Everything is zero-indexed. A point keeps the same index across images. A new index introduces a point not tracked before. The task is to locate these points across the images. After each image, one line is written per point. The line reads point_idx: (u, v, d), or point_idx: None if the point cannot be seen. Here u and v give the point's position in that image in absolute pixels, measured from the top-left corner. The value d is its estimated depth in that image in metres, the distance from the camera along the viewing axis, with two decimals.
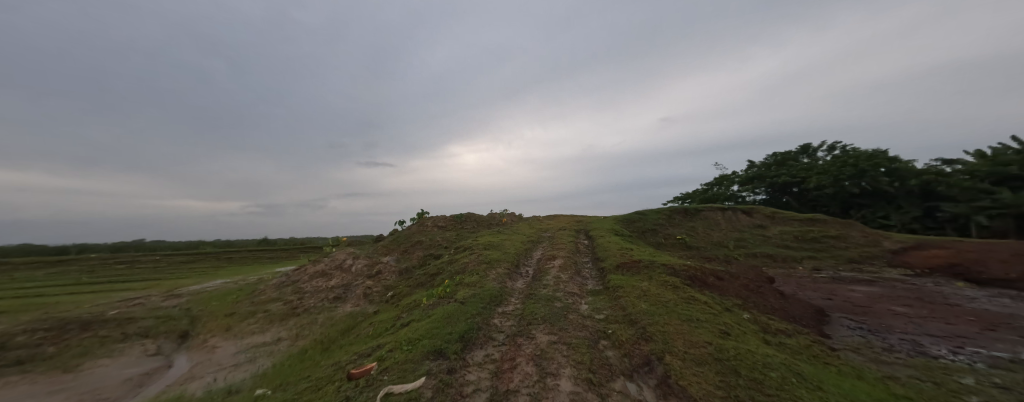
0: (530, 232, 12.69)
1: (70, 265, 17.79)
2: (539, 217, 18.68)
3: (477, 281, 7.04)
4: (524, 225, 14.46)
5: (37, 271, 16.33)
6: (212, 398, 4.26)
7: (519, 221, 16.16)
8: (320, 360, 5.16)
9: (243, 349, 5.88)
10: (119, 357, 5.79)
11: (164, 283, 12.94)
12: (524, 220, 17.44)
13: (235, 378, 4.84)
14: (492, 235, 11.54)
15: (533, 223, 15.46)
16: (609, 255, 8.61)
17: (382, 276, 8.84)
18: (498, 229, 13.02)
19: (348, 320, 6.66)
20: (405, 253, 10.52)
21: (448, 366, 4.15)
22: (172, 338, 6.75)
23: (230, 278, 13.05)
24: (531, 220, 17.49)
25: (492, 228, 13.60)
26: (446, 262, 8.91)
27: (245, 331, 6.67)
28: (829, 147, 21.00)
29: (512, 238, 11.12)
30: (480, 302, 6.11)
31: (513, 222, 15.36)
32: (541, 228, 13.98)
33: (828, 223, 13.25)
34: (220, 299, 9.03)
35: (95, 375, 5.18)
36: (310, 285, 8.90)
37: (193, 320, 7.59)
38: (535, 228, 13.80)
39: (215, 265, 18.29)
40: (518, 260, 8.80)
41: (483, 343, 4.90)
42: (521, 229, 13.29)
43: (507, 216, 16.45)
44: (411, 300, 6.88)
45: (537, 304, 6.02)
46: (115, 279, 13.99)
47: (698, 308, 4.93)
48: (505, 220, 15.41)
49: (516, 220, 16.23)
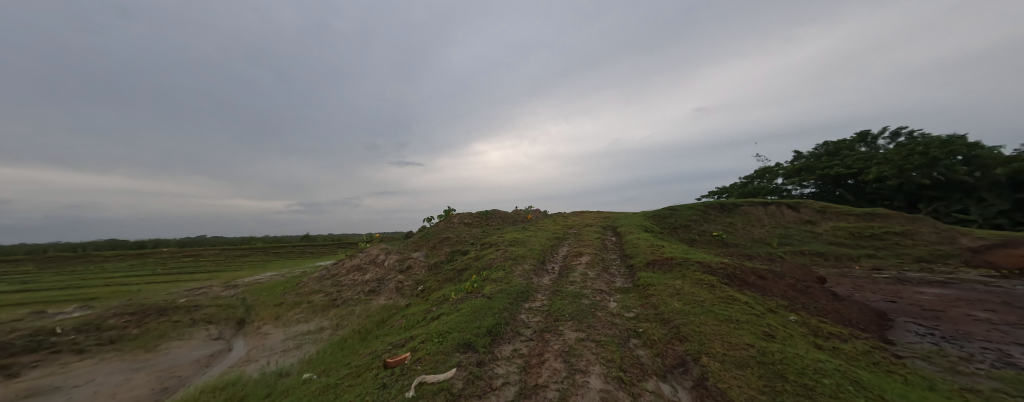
0: (556, 229, 12.61)
1: (148, 257, 20.27)
2: (565, 213, 18.55)
3: (502, 277, 7.11)
4: (550, 222, 14.40)
5: (123, 263, 18.76)
6: (266, 379, 4.69)
7: (545, 218, 16.11)
8: (359, 349, 5.49)
9: (291, 336, 6.38)
10: (189, 340, 6.52)
11: (223, 274, 14.36)
12: (550, 216, 17.37)
13: (287, 362, 5.28)
14: (518, 231, 11.62)
15: (558, 219, 15.38)
16: (639, 251, 8.38)
17: (413, 271, 9.22)
18: (524, 226, 13.09)
19: (382, 312, 6.99)
20: (434, 248, 10.90)
21: (477, 359, 4.26)
22: (231, 324, 7.48)
23: (277, 271, 14.18)
24: (557, 216, 17.39)
25: (518, 224, 13.67)
26: (473, 258, 9.09)
27: (292, 320, 7.21)
28: (893, 133, 18.76)
29: (538, 234, 11.13)
30: (507, 297, 6.18)
31: (539, 219, 15.40)
32: (566, 224, 13.85)
33: (891, 218, 11.88)
34: (270, 290, 9.84)
35: (171, 355, 5.88)
36: (347, 278, 9.44)
37: (248, 308, 8.34)
38: (561, 225, 13.74)
39: (264, 259, 20.00)
40: (545, 256, 8.80)
41: (511, 338, 4.96)
42: (547, 225, 13.24)
43: (533, 213, 16.48)
44: (441, 294, 7.09)
45: (564, 300, 5.98)
46: (184, 271, 15.75)
47: (738, 309, 4.66)
48: (530, 216, 15.43)
49: (543, 217, 16.20)
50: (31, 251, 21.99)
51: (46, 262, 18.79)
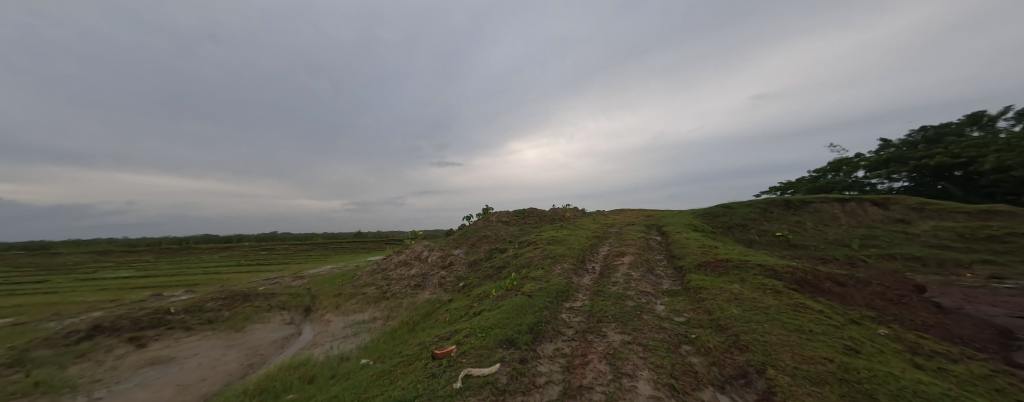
0: (595, 227, 12.28)
1: (233, 250, 23.52)
2: (604, 211, 18.00)
3: (542, 275, 7.11)
4: (588, 221, 14.04)
5: (214, 254, 21.98)
6: (330, 362, 5.21)
7: (583, 216, 15.76)
8: (408, 339, 5.85)
9: (349, 324, 6.98)
10: (268, 323, 7.45)
11: (291, 266, 16.16)
12: (588, 214, 16.97)
13: (347, 348, 5.80)
14: (556, 230, 11.49)
15: (597, 218, 14.97)
16: (689, 252, 7.85)
17: (454, 267, 9.58)
18: (561, 224, 12.93)
19: (427, 306, 7.34)
20: (474, 246, 11.20)
21: (520, 356, 4.31)
22: (300, 311, 8.39)
23: (335, 264, 15.60)
24: (595, 215, 16.94)
25: (556, 223, 13.55)
26: (511, 256, 9.20)
27: (350, 310, 7.89)
28: (1019, 113, 15.36)
29: (577, 233, 10.92)
30: (547, 296, 6.16)
31: (577, 217, 15.12)
32: (606, 223, 13.44)
33: (1015, 216, 9.76)
34: (330, 282, 10.86)
35: (253, 335, 6.76)
36: (395, 272, 10.06)
37: (312, 297, 9.28)
38: (600, 223, 13.36)
39: (323, 253, 22.12)
40: (585, 256, 8.62)
41: (552, 337, 4.94)
42: (586, 224, 12.95)
43: (571, 211, 16.20)
44: (482, 291, 7.28)
45: (606, 301, 5.81)
46: (260, 262, 18.02)
47: (810, 318, 4.16)
48: (568, 214, 15.20)
49: (581, 216, 15.87)
50: (150, 244, 26.72)
51: (160, 252, 22.69)
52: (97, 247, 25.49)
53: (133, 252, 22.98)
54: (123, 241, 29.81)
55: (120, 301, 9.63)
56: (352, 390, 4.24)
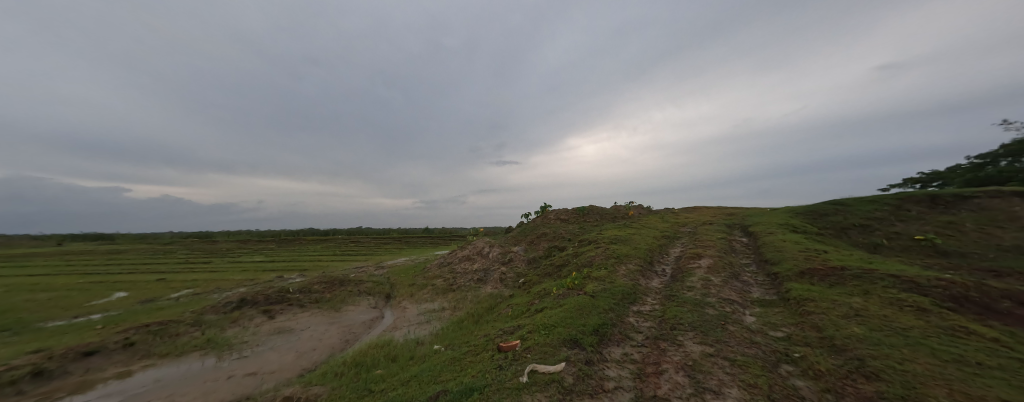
0: (663, 227, 11.35)
1: (328, 242, 27.77)
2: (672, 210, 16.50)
3: (605, 275, 6.82)
4: (654, 219, 13.04)
5: (315, 245, 26.26)
6: (409, 345, 5.80)
7: (648, 214, 14.70)
8: (475, 329, 6.19)
9: (423, 312, 7.66)
10: (358, 306, 8.61)
11: (373, 257, 18.39)
12: (653, 212, 15.78)
13: (421, 332, 6.38)
14: (619, 229, 10.93)
15: (665, 216, 13.79)
16: (785, 256, 6.73)
17: (514, 263, 9.81)
18: (624, 223, 12.25)
19: (490, 300, 7.66)
20: (532, 243, 11.31)
21: (585, 357, 4.20)
22: (381, 297, 9.50)
23: (408, 257, 17.27)
24: (662, 213, 15.64)
25: (618, 221, 12.88)
26: (572, 254, 9.04)
27: (422, 298, 8.65)
28: None
29: (642, 232, 10.22)
30: (612, 297, 5.90)
31: (642, 216, 14.16)
32: (676, 222, 12.30)
33: None
34: (404, 272, 12.05)
35: (347, 315, 7.88)
36: (460, 266, 10.71)
37: (391, 286, 10.41)
38: (669, 222, 12.29)
39: (397, 246, 24.68)
40: (653, 257, 8.02)
41: (620, 341, 4.71)
42: (654, 223, 12.03)
43: (634, 209, 15.23)
44: (542, 288, 7.29)
45: (681, 307, 5.31)
46: (349, 253, 20.93)
47: (977, 348, 3.20)
48: (631, 212, 14.33)
49: (645, 214, 14.83)
50: (272, 235, 33.24)
51: (278, 242, 28.03)
52: (239, 237, 32.72)
53: (261, 241, 28.81)
54: (254, 233, 37.66)
55: (254, 280, 12.13)
56: (428, 372, 4.65)
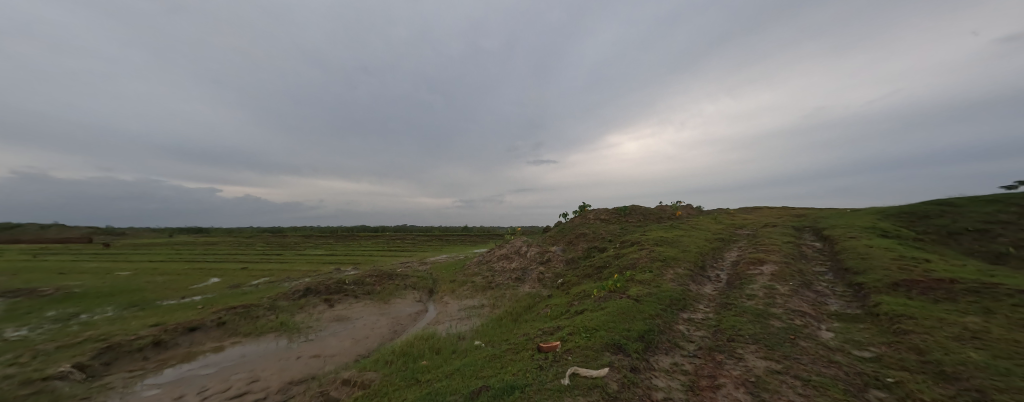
0: (716, 228, 10.45)
1: (376, 238, 29.91)
2: (726, 211, 15.11)
3: (651, 279, 6.46)
4: (705, 220, 12.07)
5: (365, 241, 28.45)
6: (451, 339, 6.03)
7: (698, 215, 13.65)
8: (514, 328, 6.25)
9: (464, 307, 7.92)
10: (404, 299, 9.14)
11: (416, 253, 19.43)
12: (703, 213, 14.62)
13: (463, 328, 6.60)
14: (665, 230, 10.30)
15: (718, 217, 12.70)
16: (871, 265, 5.81)
17: (552, 263, 9.72)
18: (670, 224, 11.52)
19: (528, 299, 7.67)
20: (571, 243, 11.12)
21: (630, 364, 4.01)
22: (425, 291, 9.99)
23: (448, 254, 17.97)
24: (714, 214, 14.43)
25: (664, 222, 12.13)
26: (613, 256, 8.71)
27: (463, 294, 8.93)
28: None
29: (692, 234, 9.51)
30: (659, 303, 5.56)
31: (690, 216, 13.18)
32: (731, 223, 11.27)
33: None
34: (446, 269, 12.56)
35: (395, 307, 8.42)
36: (498, 264, 10.87)
37: (434, 281, 10.90)
38: (723, 224, 11.29)
39: (438, 244, 25.78)
40: (705, 261, 7.41)
41: (668, 350, 4.41)
42: (704, 224, 11.13)
43: (682, 209, 14.23)
44: (582, 290, 7.13)
45: (740, 317, 4.84)
46: (394, 248, 22.33)
47: None
48: (678, 212, 13.43)
49: (694, 215, 13.79)
50: (329, 231, 36.72)
51: (335, 238, 30.89)
52: (303, 232, 36.70)
53: (320, 237, 31.94)
54: (314, 229, 41.91)
55: (316, 272, 13.47)
56: (470, 367, 4.78)
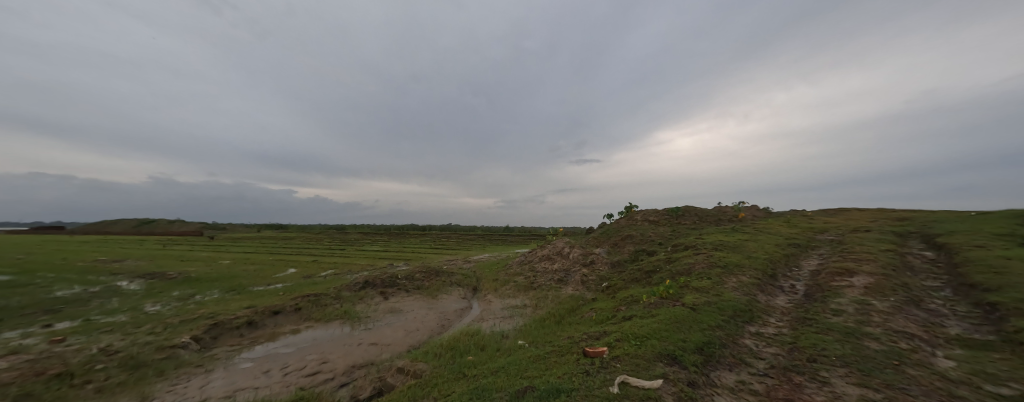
0: (788, 233, 9.23)
1: (423, 236, 31.66)
2: (800, 214, 13.28)
3: (709, 287, 5.92)
4: (774, 224, 10.74)
5: (412, 239, 30.29)
6: (496, 337, 6.14)
7: (764, 218, 12.21)
8: (558, 330, 6.15)
9: (506, 306, 8.01)
10: (450, 296, 9.53)
11: (460, 252, 20.17)
12: (771, 215, 13.04)
13: (506, 326, 6.68)
14: (725, 234, 9.38)
15: (790, 220, 11.22)
16: (1010, 281, 4.67)
17: (596, 266, 9.41)
18: (731, 227, 10.46)
19: (571, 301, 7.51)
20: (616, 246, 10.66)
21: (687, 378, 3.70)
22: (469, 289, 10.31)
23: (490, 253, 18.33)
24: (784, 216, 12.77)
25: (723, 225, 11.05)
26: (664, 260, 8.17)
27: (506, 294, 9.04)
28: None
29: (758, 240, 8.53)
30: (720, 313, 5.07)
31: (754, 219, 11.84)
32: (807, 228, 9.87)
33: None
34: (489, 268, 12.83)
35: (441, 303, 8.81)
36: (540, 265, 10.83)
37: (477, 279, 11.20)
38: (797, 228, 9.94)
39: (480, 243, 26.46)
40: (776, 271, 6.58)
41: (732, 366, 3.99)
42: (773, 228, 9.92)
43: (744, 210, 12.84)
44: (630, 295, 6.78)
45: (823, 336, 4.20)
46: (440, 246, 23.43)
47: None
48: (740, 215, 12.14)
49: (759, 217, 12.36)
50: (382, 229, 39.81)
51: (387, 235, 33.39)
52: (360, 230, 40.25)
53: (374, 234, 34.75)
54: (369, 227, 45.79)
55: (372, 266, 14.67)
56: (515, 365, 4.81)
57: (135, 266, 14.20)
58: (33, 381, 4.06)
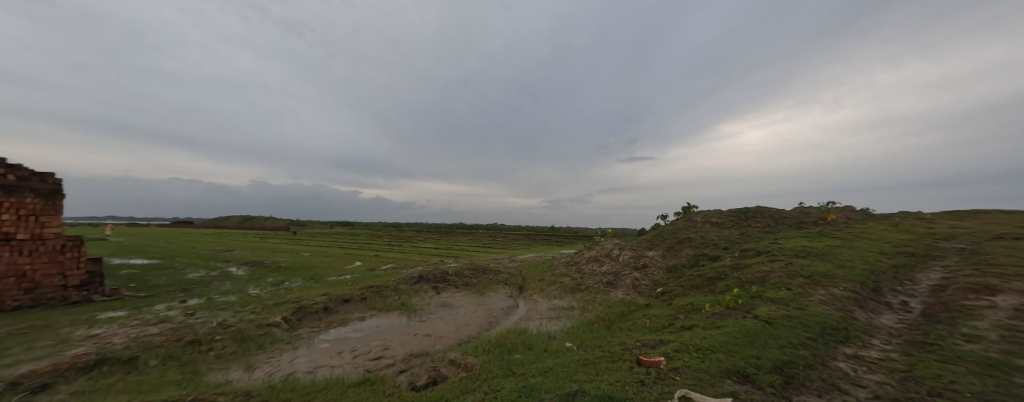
0: (897, 240, 7.66)
1: (470, 235, 32.86)
2: (913, 217, 10.92)
3: (790, 299, 5.17)
4: (876, 228, 9.00)
5: (460, 237, 31.61)
6: (543, 337, 6.11)
7: (861, 221, 10.29)
8: (608, 335, 5.91)
9: (553, 307, 7.92)
10: (497, 294, 9.73)
11: (506, 251, 20.51)
12: (871, 218, 10.94)
13: (554, 327, 6.61)
14: (808, 239, 8.13)
15: (898, 225, 9.30)
16: None
17: (649, 270, 8.86)
18: (816, 232, 9.03)
19: (622, 306, 7.16)
20: (672, 249, 9.91)
21: (762, 399, 3.27)
22: (515, 288, 10.42)
23: (536, 253, 18.32)
24: (890, 219, 10.62)
25: (804, 229, 9.60)
26: (730, 267, 7.37)
27: (553, 294, 8.95)
28: None
29: (854, 248, 7.23)
30: (804, 330, 4.39)
31: (847, 222, 10.05)
32: (923, 234, 8.09)
33: None
34: (535, 267, 12.83)
35: (489, 300, 9.04)
36: (588, 266, 10.52)
37: (523, 279, 11.27)
38: (910, 234, 8.20)
39: (525, 242, 26.61)
40: (881, 285, 5.51)
41: (822, 391, 3.43)
42: (874, 234, 8.32)
43: (833, 212, 10.98)
44: (690, 303, 6.23)
45: (952, 367, 3.40)
46: (485, 245, 24.10)
47: None
48: (827, 217, 10.42)
49: (855, 220, 10.45)
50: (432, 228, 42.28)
51: (437, 233, 35.35)
52: (413, 228, 43.25)
53: (426, 232, 37.05)
54: (421, 225, 49.01)
55: (424, 262, 15.64)
56: (563, 368, 4.73)
57: (240, 255, 17.08)
58: (175, 344, 5.10)
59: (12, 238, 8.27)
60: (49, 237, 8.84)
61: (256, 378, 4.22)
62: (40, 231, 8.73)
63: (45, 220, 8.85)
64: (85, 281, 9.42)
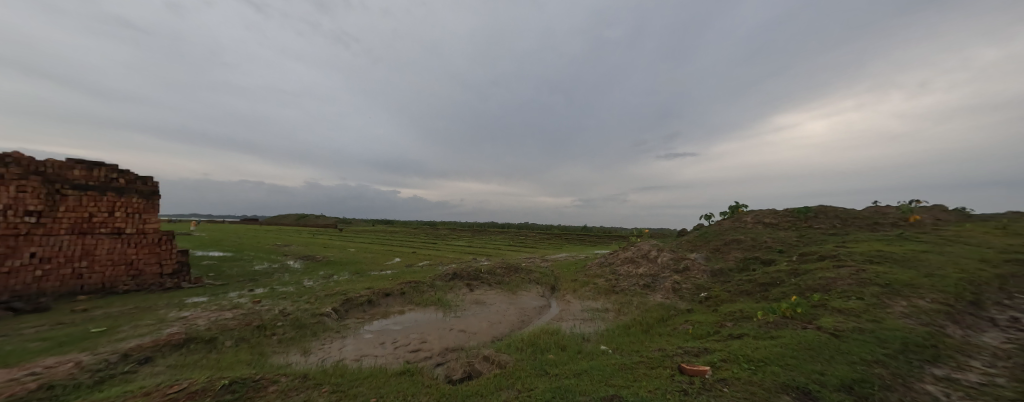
0: (1004, 245, 6.44)
1: (501, 234, 33.24)
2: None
3: (861, 311, 4.57)
4: (975, 231, 7.63)
5: (492, 236, 32.05)
6: (577, 338, 6.00)
7: (955, 223, 8.80)
8: (646, 340, 5.66)
9: (586, 309, 7.75)
10: (530, 293, 9.74)
11: (537, 250, 20.44)
12: (969, 219, 9.30)
13: (588, 329, 6.47)
14: (884, 243, 7.11)
15: (1007, 227, 7.81)
16: None
17: (691, 273, 8.34)
18: (895, 235, 7.89)
19: (661, 310, 6.82)
20: (717, 252, 9.23)
21: None
22: (547, 288, 10.35)
23: (568, 253, 18.04)
24: (996, 221, 8.95)
25: (879, 231, 8.42)
26: (786, 272, 6.70)
27: (586, 295, 8.76)
28: None
29: (946, 254, 6.20)
30: (880, 346, 3.86)
31: (936, 224, 8.64)
32: None
33: None
34: (568, 268, 12.64)
35: (522, 299, 9.07)
36: (623, 268, 10.16)
37: (555, 279, 11.16)
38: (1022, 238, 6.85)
39: (557, 242, 26.30)
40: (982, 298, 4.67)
41: None
42: (973, 239, 7.07)
43: (917, 213, 9.50)
44: (739, 310, 5.76)
45: None
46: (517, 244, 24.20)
47: None
48: (909, 218, 9.04)
49: (946, 222, 8.95)
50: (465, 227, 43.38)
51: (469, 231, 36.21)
52: (448, 226, 44.71)
53: (459, 230, 38.12)
54: (455, 223, 50.52)
55: (458, 259, 16.08)
56: (598, 371, 4.62)
57: (295, 250, 18.84)
58: (245, 328, 5.75)
59: (124, 232, 9.87)
60: (150, 232, 10.38)
61: (311, 362, 4.64)
62: (143, 227, 10.25)
63: (147, 217, 10.37)
64: (176, 269, 10.92)
